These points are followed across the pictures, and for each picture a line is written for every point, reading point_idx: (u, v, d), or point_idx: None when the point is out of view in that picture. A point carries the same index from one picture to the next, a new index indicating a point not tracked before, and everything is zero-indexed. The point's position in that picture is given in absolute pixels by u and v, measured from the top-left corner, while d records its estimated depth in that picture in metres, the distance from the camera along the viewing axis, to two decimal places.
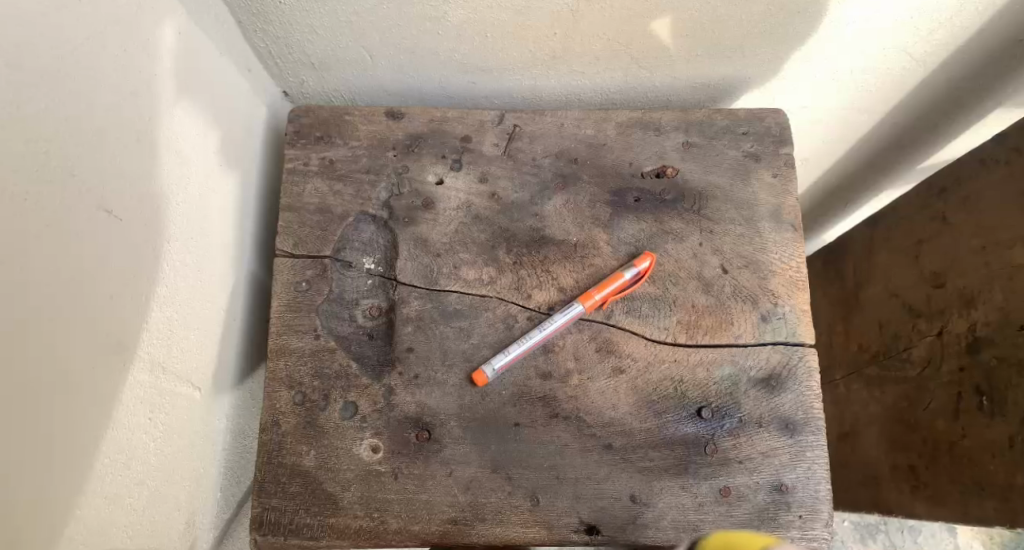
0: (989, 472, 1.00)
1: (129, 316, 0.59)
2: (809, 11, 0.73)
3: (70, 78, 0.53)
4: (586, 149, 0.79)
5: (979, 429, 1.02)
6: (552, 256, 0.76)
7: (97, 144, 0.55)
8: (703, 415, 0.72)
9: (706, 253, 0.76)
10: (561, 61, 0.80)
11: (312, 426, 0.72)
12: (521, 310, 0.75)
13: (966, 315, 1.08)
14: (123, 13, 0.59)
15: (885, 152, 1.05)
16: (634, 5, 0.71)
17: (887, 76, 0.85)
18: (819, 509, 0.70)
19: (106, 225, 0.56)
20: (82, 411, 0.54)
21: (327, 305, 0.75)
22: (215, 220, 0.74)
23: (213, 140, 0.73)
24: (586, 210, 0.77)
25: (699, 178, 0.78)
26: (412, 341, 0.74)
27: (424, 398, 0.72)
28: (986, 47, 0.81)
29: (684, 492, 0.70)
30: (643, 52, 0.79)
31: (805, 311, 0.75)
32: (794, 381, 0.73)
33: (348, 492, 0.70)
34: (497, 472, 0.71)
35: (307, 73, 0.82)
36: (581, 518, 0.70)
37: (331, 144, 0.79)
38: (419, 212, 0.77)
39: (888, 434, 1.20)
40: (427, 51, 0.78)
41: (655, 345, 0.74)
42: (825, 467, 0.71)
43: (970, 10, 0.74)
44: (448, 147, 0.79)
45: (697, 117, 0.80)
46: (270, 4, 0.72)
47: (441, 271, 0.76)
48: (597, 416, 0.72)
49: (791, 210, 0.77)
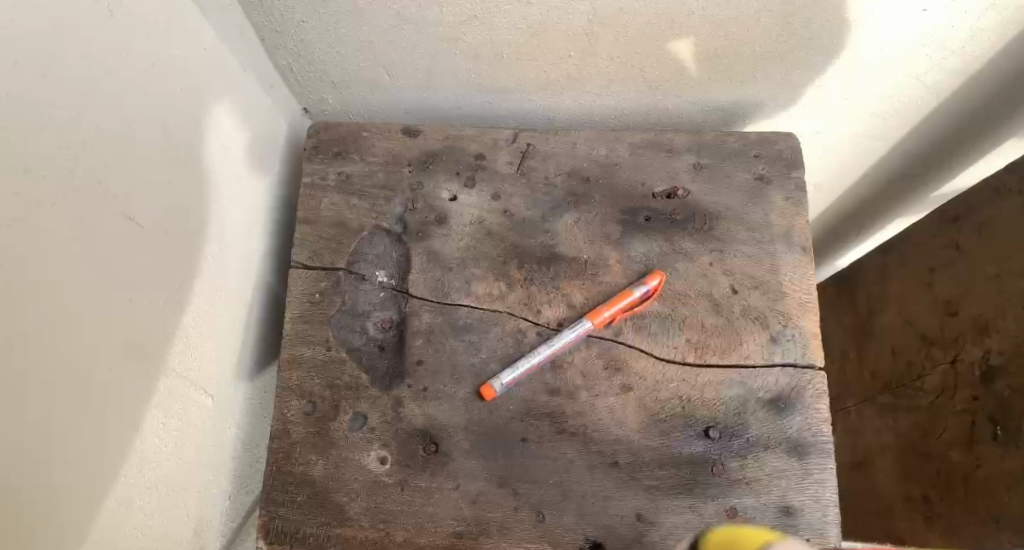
0: (1003, 503, 0.97)
1: (145, 321, 0.60)
2: (823, 37, 0.74)
3: (101, 86, 0.55)
4: (598, 169, 0.80)
5: (993, 458, 1.00)
6: (563, 273, 0.77)
7: (120, 151, 0.57)
8: (711, 435, 0.72)
9: (717, 274, 0.76)
10: (576, 83, 0.81)
11: (322, 436, 0.73)
12: (531, 325, 0.75)
13: (982, 343, 1.05)
14: (153, 29, 0.61)
15: (897, 179, 1.05)
16: (649, 28, 0.73)
17: (900, 104, 0.85)
18: (828, 532, 0.69)
19: (125, 230, 0.58)
20: (96, 412, 0.55)
21: (340, 316, 0.76)
22: (234, 231, 0.76)
23: (234, 153, 0.75)
24: (597, 228, 0.78)
25: (711, 198, 0.79)
26: (422, 354, 0.75)
27: (433, 411, 0.73)
28: (995, 82, 0.82)
29: (690, 512, 0.70)
30: (657, 74, 0.80)
31: (816, 332, 0.74)
32: (803, 403, 0.73)
33: (355, 502, 0.71)
34: (504, 486, 0.71)
35: (326, 90, 0.84)
36: (586, 535, 0.70)
37: (349, 159, 0.81)
38: (432, 227, 0.79)
39: (901, 464, 1.17)
40: (445, 71, 0.80)
41: (665, 363, 0.74)
42: (835, 491, 0.70)
43: (983, 38, 0.75)
44: (462, 163, 0.81)
45: (709, 139, 0.81)
46: (294, 23, 0.74)
47: (452, 285, 0.77)
48: (603, 433, 0.72)
49: (802, 232, 0.77)
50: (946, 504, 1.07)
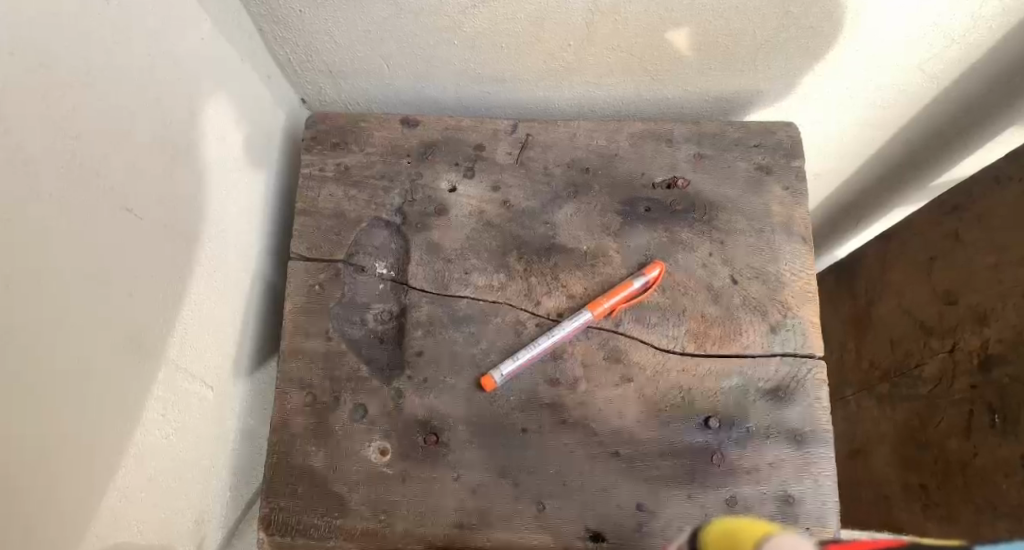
0: (1000, 491, 0.97)
1: (144, 315, 0.60)
2: (822, 26, 0.74)
3: (99, 79, 0.55)
4: (598, 159, 0.80)
5: (990, 447, 0.99)
6: (563, 264, 0.77)
7: (119, 145, 0.57)
8: (711, 425, 0.72)
9: (716, 264, 0.76)
10: (575, 73, 0.81)
11: (322, 428, 0.73)
12: (531, 316, 0.75)
13: (978, 332, 1.03)
14: (151, 21, 0.61)
15: (898, 169, 1.05)
16: (650, 18, 0.72)
17: (901, 94, 0.85)
18: (828, 521, 0.70)
19: (124, 223, 0.58)
20: (96, 407, 0.55)
21: (339, 308, 0.76)
22: (233, 224, 0.75)
23: (232, 145, 0.74)
24: (596, 219, 0.78)
25: (711, 188, 0.79)
26: (422, 345, 0.75)
27: (432, 402, 0.73)
28: (997, 71, 0.82)
29: (690, 502, 0.70)
30: (657, 65, 0.79)
31: (816, 322, 0.75)
32: (803, 393, 0.73)
33: (355, 494, 0.71)
34: (504, 477, 0.71)
35: (325, 81, 0.84)
36: (586, 525, 0.70)
37: (347, 151, 0.81)
38: (431, 219, 0.78)
39: (899, 452, 1.18)
40: (444, 62, 0.80)
41: (665, 354, 0.74)
42: (834, 480, 0.71)
43: (983, 28, 0.74)
44: (461, 154, 0.80)
45: (709, 130, 0.81)
46: (293, 14, 0.74)
47: (452, 277, 0.77)
48: (603, 424, 0.72)
49: (802, 222, 0.77)
50: (943, 493, 1.08)
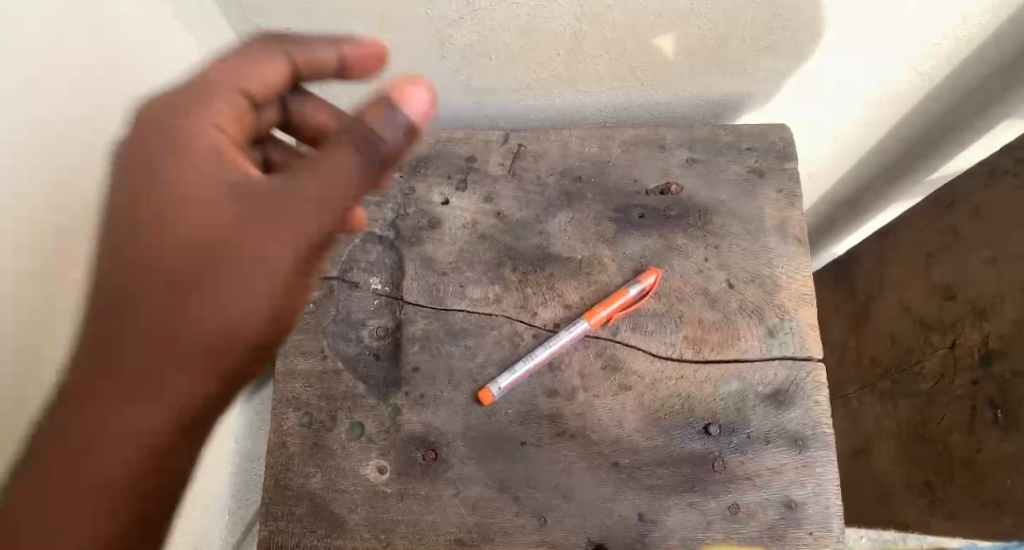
0: (1008, 487, 1.01)
1: None
2: (811, 27, 0.73)
3: None
4: (591, 167, 0.80)
5: (996, 443, 1.03)
6: (557, 274, 0.76)
7: None
8: (710, 432, 0.72)
9: (712, 269, 0.76)
10: (566, 81, 0.81)
11: (320, 446, 0.73)
12: (526, 327, 0.75)
13: None
14: None
15: (894, 166, 1.04)
16: (638, 25, 0.72)
17: (893, 91, 0.85)
18: (830, 526, 0.69)
19: None
20: None
21: (334, 326, 0.76)
22: None
23: None
24: (590, 227, 0.78)
25: (705, 193, 0.78)
26: (418, 361, 0.74)
27: (430, 417, 0.73)
28: (990, 67, 0.81)
29: (692, 510, 0.70)
30: (646, 70, 0.79)
31: (813, 325, 0.74)
32: (802, 397, 0.72)
33: (355, 513, 0.71)
34: (504, 491, 0.71)
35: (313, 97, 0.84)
36: (589, 536, 0.69)
37: None
38: (424, 232, 0.78)
39: (901, 448, 1.17)
40: (433, 74, 0.79)
41: (663, 361, 0.74)
42: (836, 483, 0.70)
43: (976, 25, 0.74)
44: (453, 166, 0.80)
45: (701, 134, 0.80)
46: (278, 32, 0.73)
47: (447, 290, 0.76)
48: (603, 435, 0.72)
49: (797, 224, 0.77)
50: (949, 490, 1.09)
